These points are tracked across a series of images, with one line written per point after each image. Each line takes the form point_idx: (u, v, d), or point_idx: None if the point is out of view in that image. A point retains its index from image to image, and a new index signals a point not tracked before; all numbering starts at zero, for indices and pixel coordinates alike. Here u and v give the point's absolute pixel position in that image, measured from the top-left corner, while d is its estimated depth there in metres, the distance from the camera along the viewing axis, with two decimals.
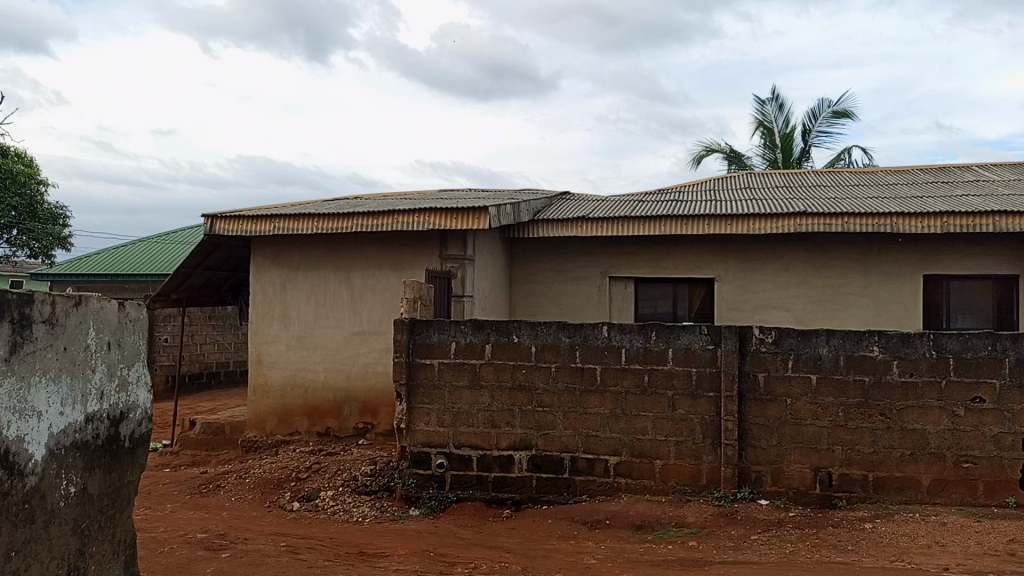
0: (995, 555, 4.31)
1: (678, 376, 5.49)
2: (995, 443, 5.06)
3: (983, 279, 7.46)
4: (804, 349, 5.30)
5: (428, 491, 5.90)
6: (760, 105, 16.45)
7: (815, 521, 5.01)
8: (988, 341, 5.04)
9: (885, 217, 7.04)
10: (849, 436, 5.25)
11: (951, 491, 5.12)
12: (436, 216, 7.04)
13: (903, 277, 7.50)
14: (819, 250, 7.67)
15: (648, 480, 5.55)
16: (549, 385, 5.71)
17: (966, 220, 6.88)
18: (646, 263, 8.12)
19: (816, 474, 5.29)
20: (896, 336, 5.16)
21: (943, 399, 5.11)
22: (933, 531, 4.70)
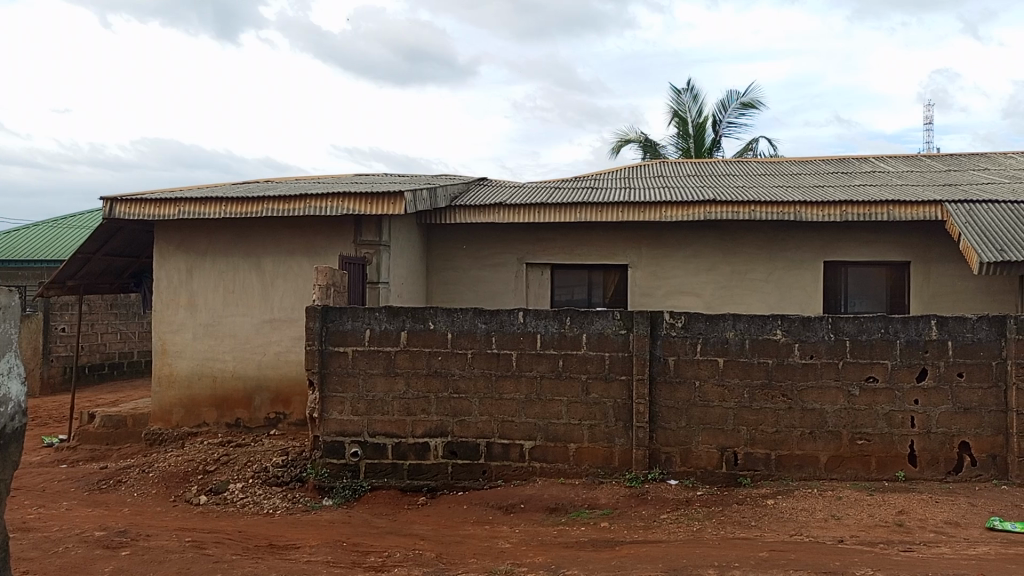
0: (885, 526, 4.57)
1: (592, 361, 5.57)
2: (887, 421, 5.34)
3: (878, 265, 7.84)
4: (712, 332, 5.47)
5: (342, 480, 5.81)
6: (675, 95, 16.80)
7: (721, 499, 5.19)
8: (881, 324, 5.31)
9: (788, 206, 7.32)
10: (753, 417, 5.44)
11: (846, 467, 5.39)
12: (350, 201, 6.91)
13: (805, 264, 7.82)
14: (727, 237, 7.91)
15: (562, 464, 5.62)
16: (465, 371, 5.70)
17: (862, 209, 7.22)
18: (562, 249, 8.20)
19: (723, 454, 5.47)
20: (798, 320, 5.38)
21: (840, 379, 5.36)
22: (829, 505, 4.93)
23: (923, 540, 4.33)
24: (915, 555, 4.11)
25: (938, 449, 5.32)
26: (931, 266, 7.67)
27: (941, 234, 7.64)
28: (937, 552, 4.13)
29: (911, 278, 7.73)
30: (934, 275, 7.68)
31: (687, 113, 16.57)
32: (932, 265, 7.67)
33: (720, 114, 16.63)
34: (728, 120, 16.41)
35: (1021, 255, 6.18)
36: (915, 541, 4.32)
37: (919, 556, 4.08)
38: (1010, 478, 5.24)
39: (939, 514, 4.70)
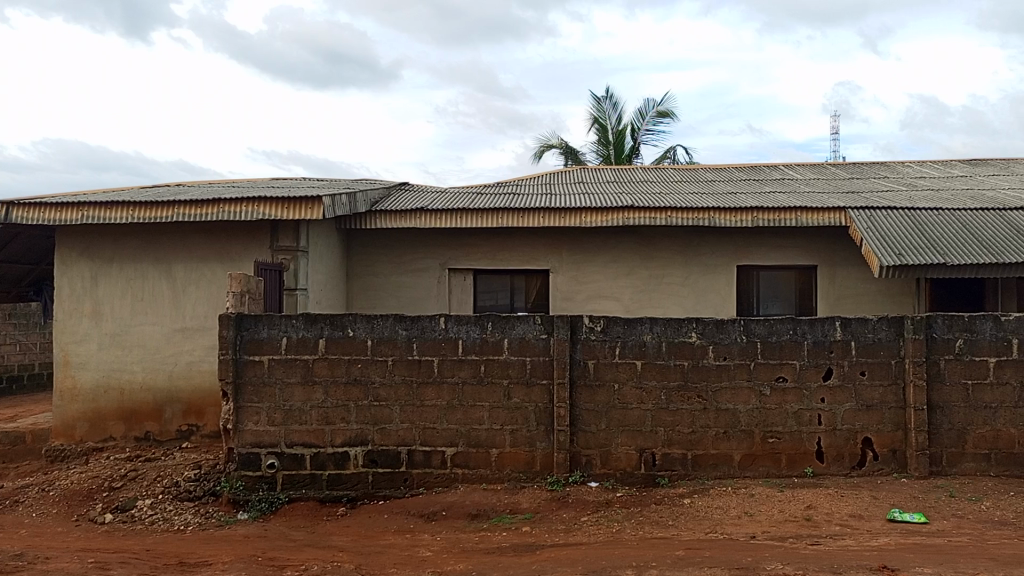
0: (795, 521, 4.73)
1: (513, 365, 5.59)
2: (796, 419, 5.54)
3: (787, 269, 8.15)
4: (630, 336, 5.57)
5: (258, 493, 5.64)
6: (596, 102, 17.06)
7: (639, 499, 5.28)
8: (790, 326, 5.51)
9: (703, 211, 7.53)
10: (670, 418, 5.56)
11: (758, 465, 5.57)
12: (265, 205, 6.74)
13: (719, 268, 8.07)
14: (645, 242, 8.08)
15: (484, 470, 5.61)
16: (385, 378, 5.63)
17: (772, 215, 7.49)
18: (484, 254, 8.20)
19: (641, 455, 5.57)
20: (712, 323, 5.53)
21: (751, 379, 5.54)
22: (742, 502, 5.08)
23: (829, 533, 4.51)
24: (821, 548, 4.27)
25: (843, 445, 5.55)
26: (836, 269, 8.01)
27: (845, 239, 8.00)
28: (843, 544, 4.31)
29: (819, 281, 8.06)
30: (839, 278, 8.03)
31: (607, 120, 16.85)
32: (838, 268, 8.02)
33: (638, 122, 16.99)
34: (646, 128, 16.78)
35: (917, 259, 6.53)
36: (822, 535, 4.50)
37: (826, 549, 4.25)
38: (909, 471, 5.52)
39: (844, 508, 4.90)
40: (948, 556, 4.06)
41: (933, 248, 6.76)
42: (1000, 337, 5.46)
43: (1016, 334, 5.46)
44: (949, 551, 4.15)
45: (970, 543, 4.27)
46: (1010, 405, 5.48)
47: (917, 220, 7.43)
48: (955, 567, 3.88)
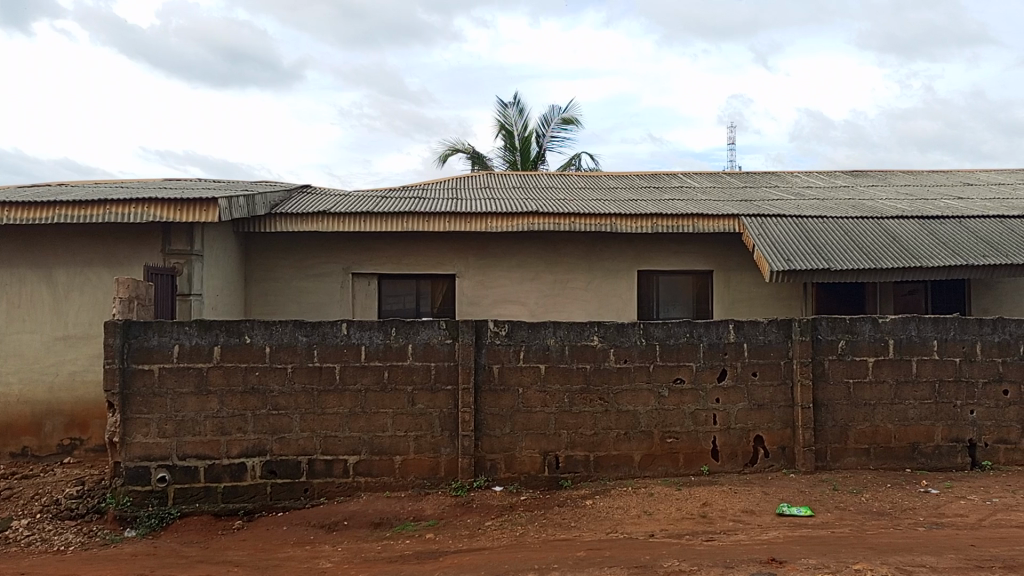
0: (691, 518, 4.88)
1: (417, 371, 5.55)
2: (693, 419, 5.72)
3: (685, 274, 8.42)
4: (534, 339, 5.62)
5: (147, 509, 5.36)
6: (501, 108, 17.17)
7: (543, 502, 5.32)
8: (687, 329, 5.70)
9: (606, 218, 7.70)
10: (573, 421, 5.64)
11: (657, 464, 5.71)
12: (157, 207, 6.45)
13: (621, 273, 8.26)
14: (549, 247, 8.18)
15: (387, 477, 5.53)
16: (284, 386, 5.47)
17: (671, 221, 7.73)
18: (389, 259, 8.11)
19: (545, 458, 5.62)
20: (613, 326, 5.66)
21: (651, 381, 5.69)
22: (642, 501, 5.21)
23: (723, 529, 4.68)
24: (715, 543, 4.43)
25: (736, 444, 5.78)
26: (731, 274, 8.34)
27: (739, 245, 8.34)
28: (735, 539, 4.48)
29: (715, 286, 8.36)
30: (734, 283, 8.35)
31: (513, 127, 16.99)
32: (732, 273, 8.34)
33: (544, 128, 17.20)
34: (551, 134, 17.01)
35: (805, 264, 6.87)
36: (717, 530, 4.66)
37: (720, 544, 4.40)
38: (797, 467, 5.79)
39: (737, 504, 5.10)
40: (831, 546, 4.28)
41: (819, 254, 7.13)
42: (878, 338, 5.80)
43: (892, 335, 5.82)
44: (831, 542, 4.37)
45: (851, 533, 4.52)
46: (888, 401, 5.83)
47: (805, 227, 7.82)
48: (837, 557, 4.09)
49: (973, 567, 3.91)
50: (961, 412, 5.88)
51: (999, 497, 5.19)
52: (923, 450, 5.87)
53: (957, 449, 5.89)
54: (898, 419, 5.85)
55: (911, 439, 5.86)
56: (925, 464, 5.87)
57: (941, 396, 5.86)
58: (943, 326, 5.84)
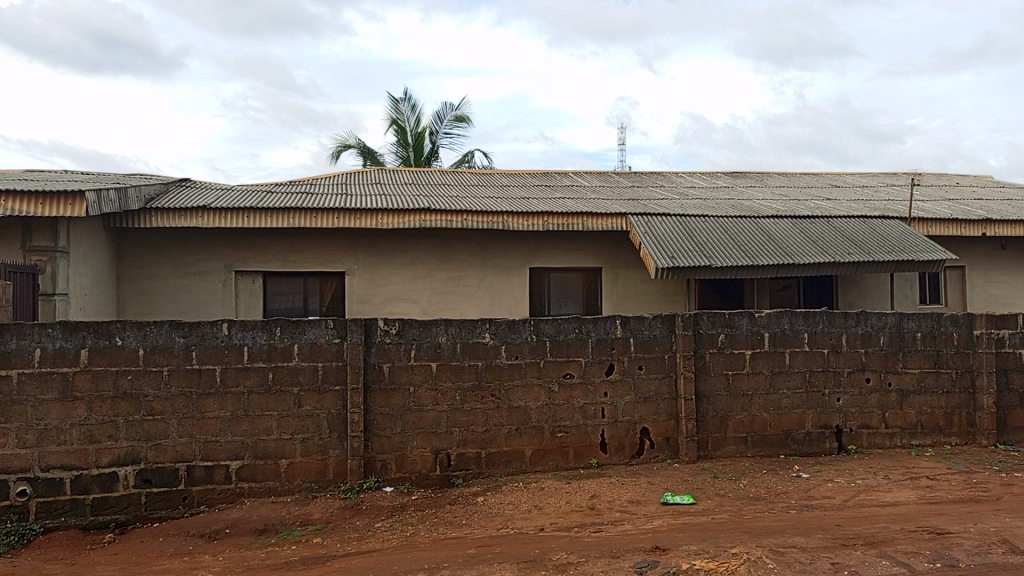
0: (579, 511, 4.97)
1: (304, 372, 5.39)
2: (582, 413, 5.83)
3: (575, 271, 8.57)
4: (425, 337, 5.57)
5: (5, 526, 4.95)
6: (393, 103, 16.94)
7: (433, 501, 5.28)
8: (576, 325, 5.81)
9: (497, 215, 7.72)
10: (464, 418, 5.63)
11: (548, 459, 5.78)
12: (16, 201, 5.97)
13: (512, 270, 8.31)
14: (441, 245, 8.14)
15: (272, 482, 5.34)
16: (160, 391, 5.19)
17: (561, 220, 7.85)
18: (275, 256, 7.84)
19: (436, 456, 5.58)
20: (504, 323, 5.69)
21: (541, 377, 5.75)
22: (533, 496, 5.26)
23: (610, 520, 4.79)
24: (603, 534, 4.52)
25: (623, 436, 5.92)
26: (619, 271, 8.55)
27: (626, 243, 8.56)
28: (622, 529, 4.59)
29: (603, 282, 8.55)
30: (622, 279, 8.57)
31: (406, 122, 16.81)
32: (620, 270, 8.56)
33: (436, 125, 17.09)
34: (444, 131, 16.95)
35: (688, 261, 7.12)
36: (604, 521, 4.77)
37: (607, 535, 4.50)
38: (680, 457, 5.99)
39: (624, 495, 5.23)
40: (711, 532, 4.45)
41: (701, 252, 7.41)
42: (755, 331, 6.09)
43: (768, 328, 6.12)
44: (711, 527, 4.55)
45: (730, 519, 4.71)
46: (764, 392, 6.12)
47: (688, 226, 8.12)
48: (716, 542, 4.26)
49: (838, 545, 4.16)
50: (829, 399, 6.25)
51: (862, 479, 5.55)
52: (796, 437, 6.20)
53: (826, 435, 6.26)
54: (773, 408, 6.15)
55: (784, 427, 6.18)
56: (797, 450, 6.20)
57: (811, 385, 6.21)
58: (813, 319, 6.20)
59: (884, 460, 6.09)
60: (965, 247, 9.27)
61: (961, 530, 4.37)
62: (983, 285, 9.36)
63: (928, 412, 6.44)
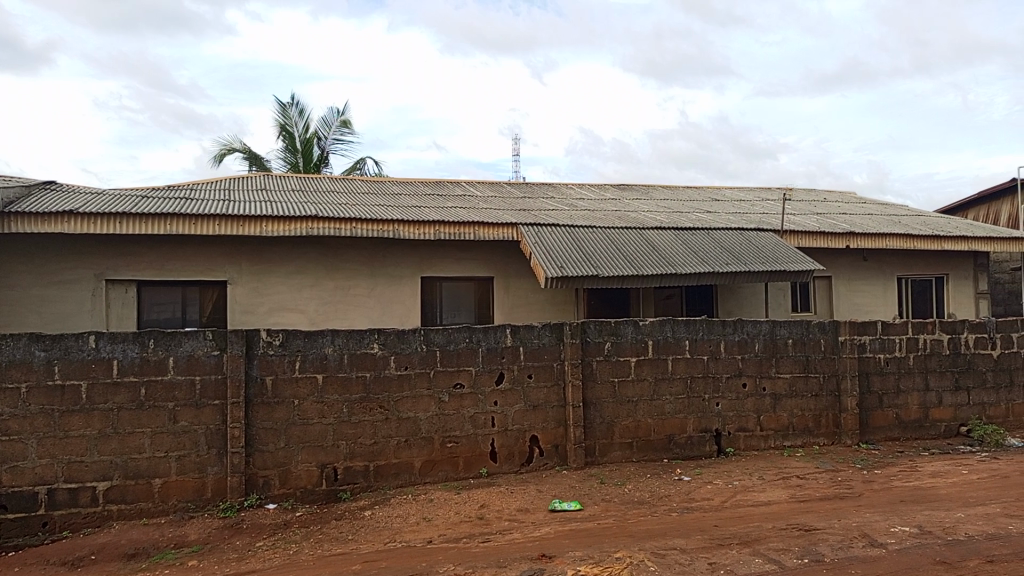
0: (468, 521, 4.94)
1: (180, 386, 5.13)
2: (472, 423, 5.82)
3: (467, 280, 8.57)
4: (310, 349, 5.42)
5: None
6: (281, 107, 16.46)
7: (319, 517, 5.12)
8: (466, 334, 5.81)
9: (388, 224, 7.63)
10: (351, 431, 5.50)
11: (437, 470, 5.73)
12: None
13: (403, 279, 8.23)
14: (329, 253, 7.96)
15: (144, 503, 5.04)
16: (16, 409, 4.83)
17: (453, 229, 7.84)
18: (150, 264, 7.44)
19: (322, 471, 5.42)
20: (393, 334, 5.62)
21: (431, 387, 5.71)
22: (421, 508, 5.20)
23: (499, 529, 4.79)
24: (491, 544, 4.51)
25: (513, 444, 5.95)
26: (510, 280, 8.61)
27: (517, 253, 8.64)
28: (510, 538, 4.60)
29: (495, 291, 8.59)
30: (513, 288, 8.64)
31: (294, 127, 16.39)
32: (511, 279, 8.62)
33: (325, 130, 16.75)
34: (334, 138, 16.63)
35: (576, 270, 7.26)
36: (493, 531, 4.76)
37: (495, 545, 4.50)
38: (568, 463, 6.08)
39: (512, 504, 5.25)
40: (596, 537, 4.53)
41: (590, 261, 7.58)
42: (639, 339, 6.27)
43: (652, 336, 6.32)
44: (597, 533, 4.63)
45: (615, 524, 4.81)
46: (648, 398, 6.31)
47: (577, 236, 8.27)
48: (601, 547, 4.34)
49: (716, 545, 4.32)
50: (708, 404, 6.51)
51: (739, 480, 5.80)
52: (678, 441, 6.41)
53: (706, 438, 6.50)
54: (657, 413, 6.34)
55: (667, 432, 6.38)
56: (679, 454, 6.41)
57: (692, 391, 6.45)
58: (693, 327, 6.45)
59: (759, 461, 6.38)
60: (832, 258, 9.89)
61: (827, 526, 4.63)
62: (847, 294, 10.00)
63: (798, 414, 6.81)
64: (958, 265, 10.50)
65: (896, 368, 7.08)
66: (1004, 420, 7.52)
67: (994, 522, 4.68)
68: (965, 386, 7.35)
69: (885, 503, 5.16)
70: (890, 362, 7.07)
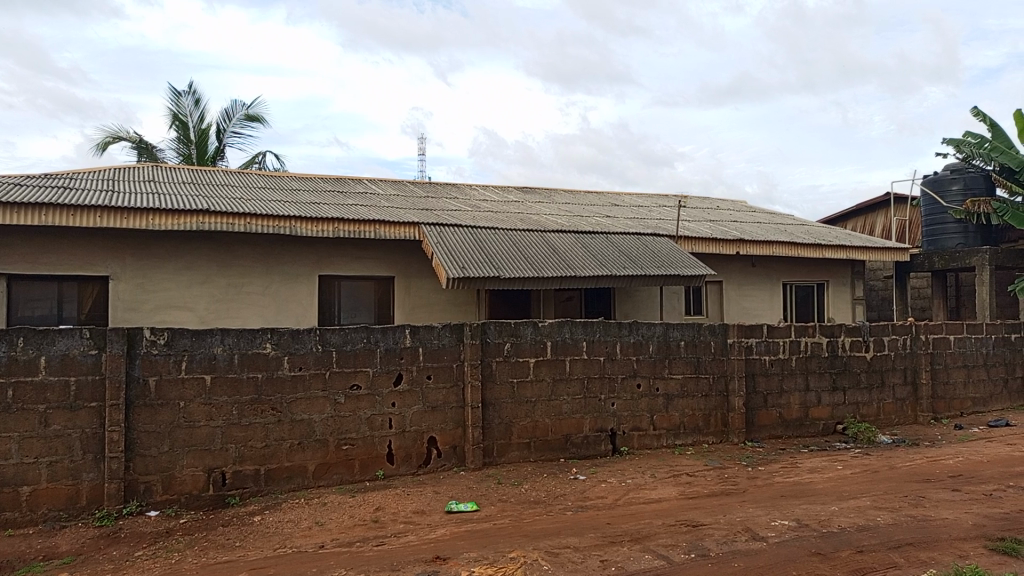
0: (362, 524, 4.85)
1: (52, 388, 4.81)
2: (368, 424, 5.72)
3: (367, 280, 8.43)
4: (198, 349, 5.19)
5: None
6: (175, 96, 15.68)
7: (204, 524, 4.90)
8: (363, 334, 5.71)
9: (284, 219, 7.42)
10: (241, 434, 5.30)
11: (332, 472, 5.59)
12: None
13: (300, 277, 8.02)
14: (222, 249, 7.66)
15: (10, 513, 4.69)
16: None
17: (352, 227, 7.70)
18: (23, 257, 6.92)
19: (209, 475, 5.19)
20: (287, 333, 5.46)
21: (326, 389, 5.58)
22: (314, 512, 5.06)
23: (393, 532, 4.73)
24: (385, 548, 4.45)
25: (410, 446, 5.89)
26: (411, 280, 8.53)
27: (417, 252, 8.57)
28: (404, 541, 4.55)
29: (395, 291, 8.49)
30: (413, 289, 8.56)
31: (188, 118, 15.66)
32: (412, 279, 8.55)
33: (223, 123, 16.12)
34: (232, 130, 16.04)
35: (478, 271, 7.26)
36: (387, 534, 4.69)
37: (389, 548, 4.43)
38: (466, 464, 6.06)
39: (408, 506, 5.19)
40: (491, 538, 4.53)
41: (491, 263, 7.60)
42: (538, 340, 6.33)
43: (550, 337, 6.39)
44: (492, 533, 4.63)
45: (510, 524, 4.83)
46: (546, 398, 6.37)
47: (478, 237, 8.27)
48: (495, 547, 4.35)
49: (608, 542, 4.41)
50: (604, 404, 6.64)
51: (632, 478, 5.95)
52: (574, 440, 6.50)
53: (601, 438, 6.63)
54: (554, 413, 6.42)
55: (564, 431, 6.46)
56: (575, 453, 6.51)
57: (589, 391, 6.56)
58: (591, 328, 6.56)
59: (651, 460, 6.55)
60: (723, 264, 10.29)
61: (713, 521, 4.81)
62: (737, 298, 10.42)
63: (689, 414, 7.04)
64: (837, 272, 11.13)
65: (779, 370, 7.43)
66: (876, 418, 8.02)
67: (864, 514, 4.97)
68: (842, 386, 7.79)
69: (767, 498, 5.41)
70: (774, 364, 7.41)
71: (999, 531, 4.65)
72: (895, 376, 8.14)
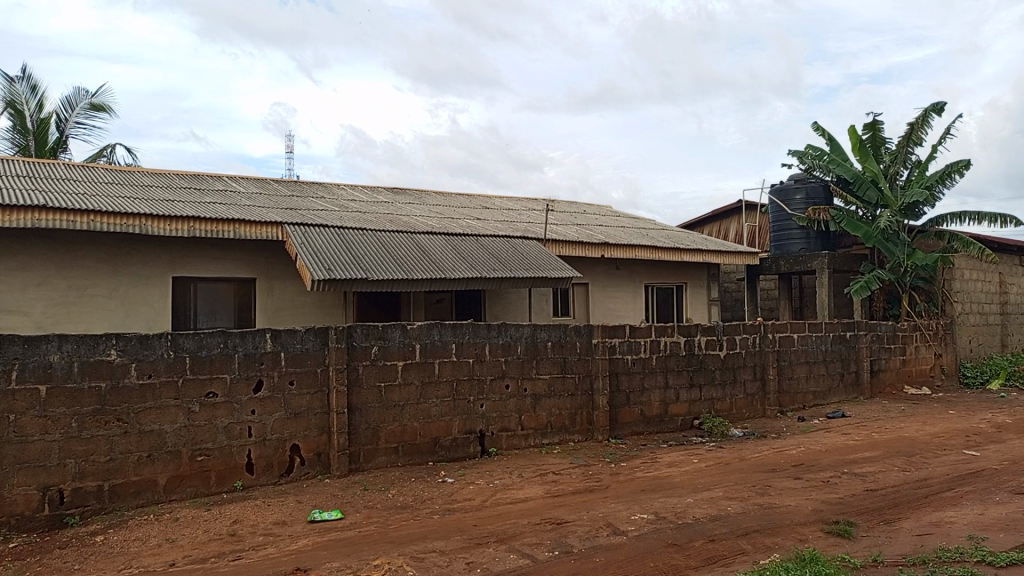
0: (218, 539, 4.61)
1: None
2: (226, 434, 5.45)
3: (226, 282, 8.05)
4: (31, 357, 4.76)
5: None
6: (8, 82, 14.34)
7: (38, 547, 4.49)
8: (220, 339, 5.44)
9: (134, 217, 6.95)
10: (81, 448, 4.90)
11: (185, 485, 5.28)
12: None
13: (152, 279, 7.55)
14: (62, 248, 7.08)
15: None
16: None
17: (209, 226, 7.33)
18: None
19: (44, 494, 4.76)
20: (134, 339, 5.12)
21: (179, 397, 5.27)
22: (164, 529, 4.76)
23: (251, 545, 4.52)
24: (241, 562, 4.24)
25: (271, 455, 5.66)
26: (274, 282, 8.23)
27: (281, 253, 8.27)
28: (263, 554, 4.36)
29: (257, 294, 8.15)
30: (276, 291, 8.25)
31: (24, 106, 14.40)
32: (276, 282, 8.24)
33: (65, 112, 14.93)
34: (74, 121, 14.91)
35: (344, 273, 7.08)
36: (244, 548, 4.48)
37: (246, 562, 4.23)
38: (331, 471, 5.89)
39: (268, 517, 4.98)
40: (355, 546, 4.42)
41: (358, 264, 7.43)
42: (407, 343, 6.27)
43: (418, 340, 6.34)
44: (356, 541, 4.53)
45: (374, 530, 4.74)
46: (414, 401, 6.31)
47: (345, 238, 8.08)
48: (358, 556, 4.24)
49: (474, 544, 4.41)
50: (473, 406, 6.65)
51: (499, 478, 5.99)
52: (443, 443, 6.47)
53: (470, 439, 6.63)
54: (422, 416, 6.36)
55: (432, 435, 6.42)
56: (444, 456, 6.47)
57: (458, 394, 6.55)
58: (459, 331, 6.56)
59: (519, 460, 6.62)
60: (590, 266, 10.58)
61: (576, 518, 4.92)
62: (602, 300, 10.74)
63: (556, 413, 7.17)
64: (694, 275, 11.72)
65: (641, 368, 7.72)
66: (729, 413, 8.48)
67: (716, 505, 5.24)
68: (698, 383, 8.19)
69: (628, 493, 5.59)
70: (636, 362, 7.69)
71: (834, 515, 5.03)
72: (745, 372, 8.65)
